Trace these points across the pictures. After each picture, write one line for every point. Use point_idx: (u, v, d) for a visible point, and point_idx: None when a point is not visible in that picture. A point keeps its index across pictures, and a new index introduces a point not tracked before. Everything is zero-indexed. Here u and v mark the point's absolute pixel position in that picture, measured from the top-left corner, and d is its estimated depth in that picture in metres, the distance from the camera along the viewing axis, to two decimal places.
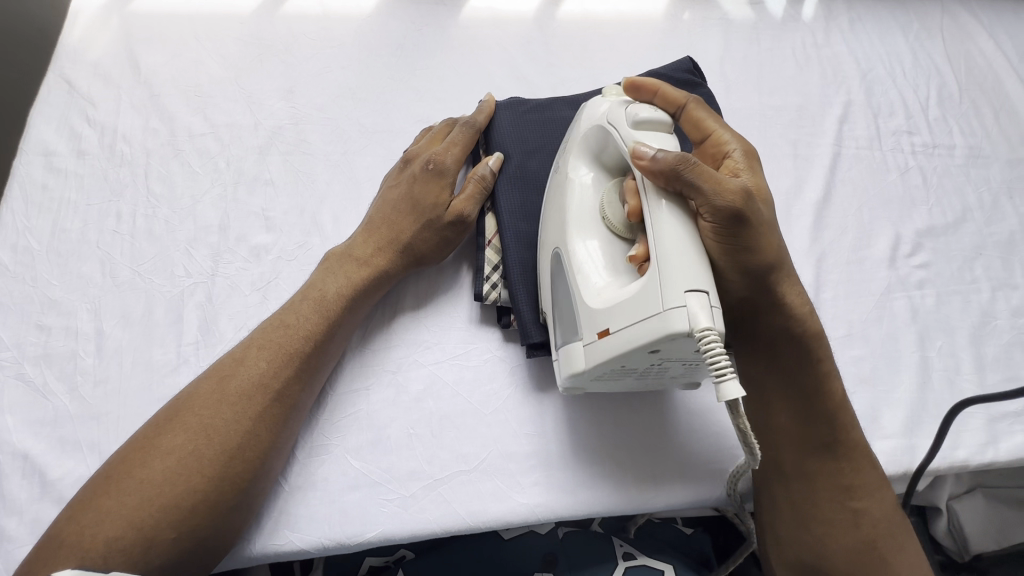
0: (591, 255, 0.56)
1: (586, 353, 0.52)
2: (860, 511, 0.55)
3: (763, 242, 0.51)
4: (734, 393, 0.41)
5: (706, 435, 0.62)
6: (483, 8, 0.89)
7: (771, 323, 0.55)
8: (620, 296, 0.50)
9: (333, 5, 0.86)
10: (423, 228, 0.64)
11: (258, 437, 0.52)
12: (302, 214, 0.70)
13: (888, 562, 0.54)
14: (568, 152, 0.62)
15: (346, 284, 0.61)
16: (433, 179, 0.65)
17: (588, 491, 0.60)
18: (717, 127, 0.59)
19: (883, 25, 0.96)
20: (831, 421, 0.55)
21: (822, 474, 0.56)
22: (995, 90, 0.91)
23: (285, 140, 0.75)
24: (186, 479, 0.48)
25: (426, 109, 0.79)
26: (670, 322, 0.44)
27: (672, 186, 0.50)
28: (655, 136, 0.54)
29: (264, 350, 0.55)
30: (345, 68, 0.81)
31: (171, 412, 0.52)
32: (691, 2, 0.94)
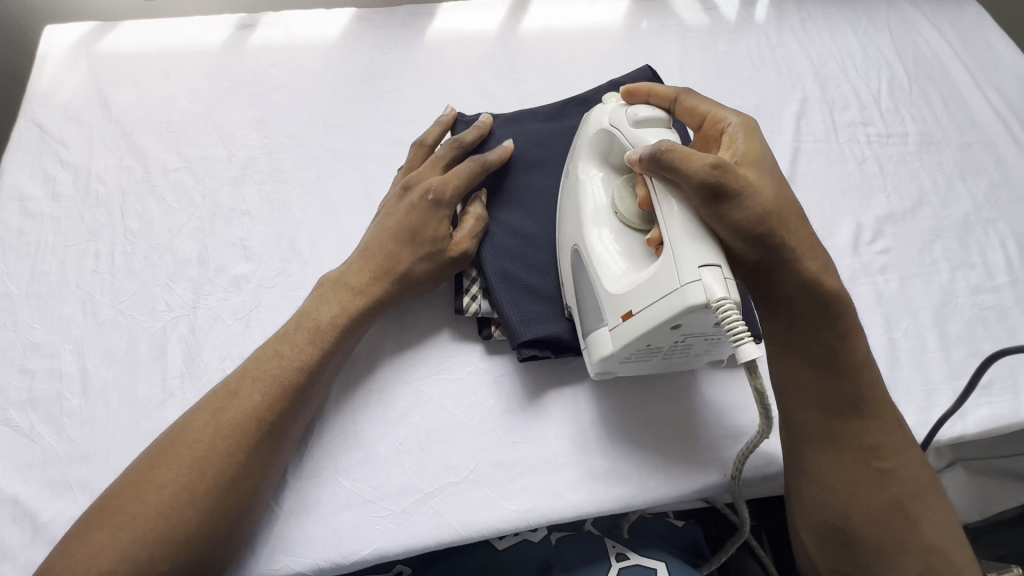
0: (607, 247, 0.59)
1: (613, 337, 0.56)
2: (885, 471, 0.56)
3: (753, 200, 0.54)
4: (752, 354, 0.46)
5: (686, 432, 0.64)
6: (446, 29, 0.91)
7: (789, 281, 0.57)
8: (638, 279, 0.54)
9: (300, 35, 0.88)
10: (422, 259, 0.65)
11: (250, 469, 0.53)
12: (279, 241, 0.72)
13: (914, 521, 0.55)
14: (577, 155, 0.66)
15: (338, 313, 0.61)
16: (431, 210, 0.65)
17: (576, 493, 0.61)
18: (706, 107, 0.64)
19: (833, 22, 1.00)
20: (854, 379, 0.57)
21: (849, 436, 0.57)
22: (942, 79, 0.96)
23: (260, 169, 0.76)
24: (184, 512, 0.49)
25: (396, 130, 0.81)
26: (687, 297, 0.49)
27: (659, 173, 0.55)
28: (652, 132, 0.60)
29: (260, 379, 0.56)
30: (315, 95, 0.83)
31: (165, 444, 0.53)
32: (648, 11, 0.97)
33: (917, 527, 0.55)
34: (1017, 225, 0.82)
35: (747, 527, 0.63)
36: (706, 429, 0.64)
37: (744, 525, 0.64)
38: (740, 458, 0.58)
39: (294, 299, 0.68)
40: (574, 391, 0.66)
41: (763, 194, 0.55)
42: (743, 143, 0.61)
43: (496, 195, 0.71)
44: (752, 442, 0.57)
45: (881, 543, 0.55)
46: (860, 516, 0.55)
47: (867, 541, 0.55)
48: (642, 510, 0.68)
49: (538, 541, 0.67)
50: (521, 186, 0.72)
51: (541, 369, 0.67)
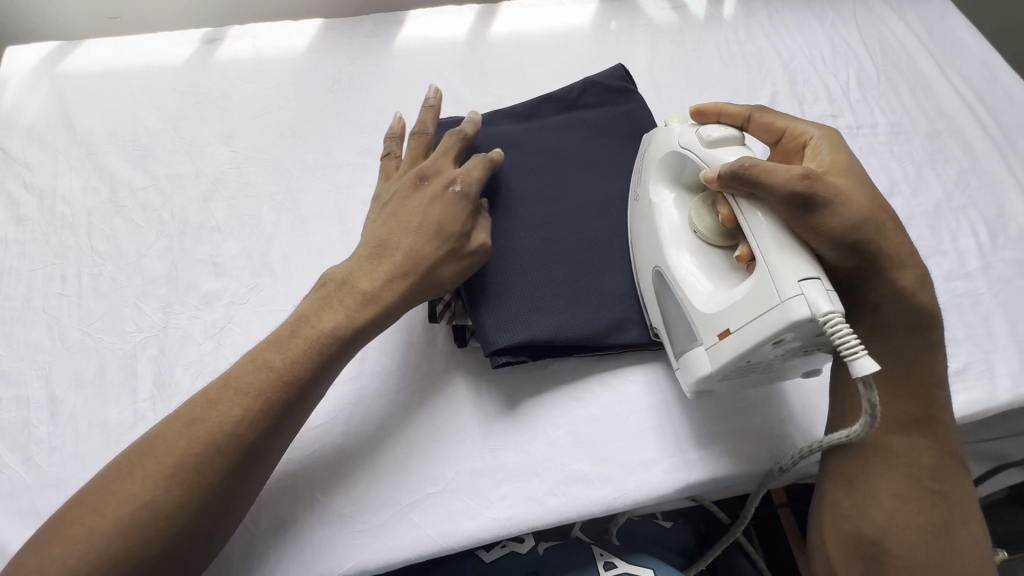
0: (690, 268, 0.60)
1: (709, 356, 0.56)
2: (938, 492, 0.56)
3: (842, 209, 0.54)
4: (871, 367, 0.45)
5: (664, 432, 0.64)
6: (414, 36, 0.91)
7: (878, 288, 0.57)
8: (732, 297, 0.54)
9: (266, 47, 0.87)
10: (449, 256, 0.62)
11: (223, 486, 0.51)
12: (251, 256, 0.71)
13: (954, 544, 0.55)
14: (648, 178, 0.67)
15: (342, 321, 0.58)
16: (460, 206, 0.63)
17: (557, 499, 0.61)
18: (784, 121, 0.64)
19: (800, 16, 1.01)
20: (921, 394, 0.57)
21: (903, 451, 0.57)
22: (909, 69, 0.96)
23: (229, 184, 0.76)
24: (143, 528, 0.47)
25: (366, 140, 0.81)
26: (790, 312, 0.48)
27: (742, 189, 0.55)
28: (728, 150, 0.60)
29: (241, 393, 0.53)
30: (283, 108, 0.82)
31: (137, 451, 0.51)
32: (616, 11, 0.98)
33: (958, 551, 0.55)
34: (987, 211, 0.83)
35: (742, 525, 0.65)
36: (684, 430, 0.65)
37: (740, 528, 0.66)
38: (791, 459, 0.58)
39: (267, 315, 0.67)
40: (551, 395, 0.66)
41: (853, 202, 0.55)
42: (828, 153, 0.60)
43: None
44: (848, 433, 0.54)
45: (915, 564, 0.54)
46: (900, 534, 0.55)
47: (901, 559, 0.55)
48: (630, 512, 0.68)
49: (526, 552, 0.67)
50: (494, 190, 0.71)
51: (518, 375, 0.66)
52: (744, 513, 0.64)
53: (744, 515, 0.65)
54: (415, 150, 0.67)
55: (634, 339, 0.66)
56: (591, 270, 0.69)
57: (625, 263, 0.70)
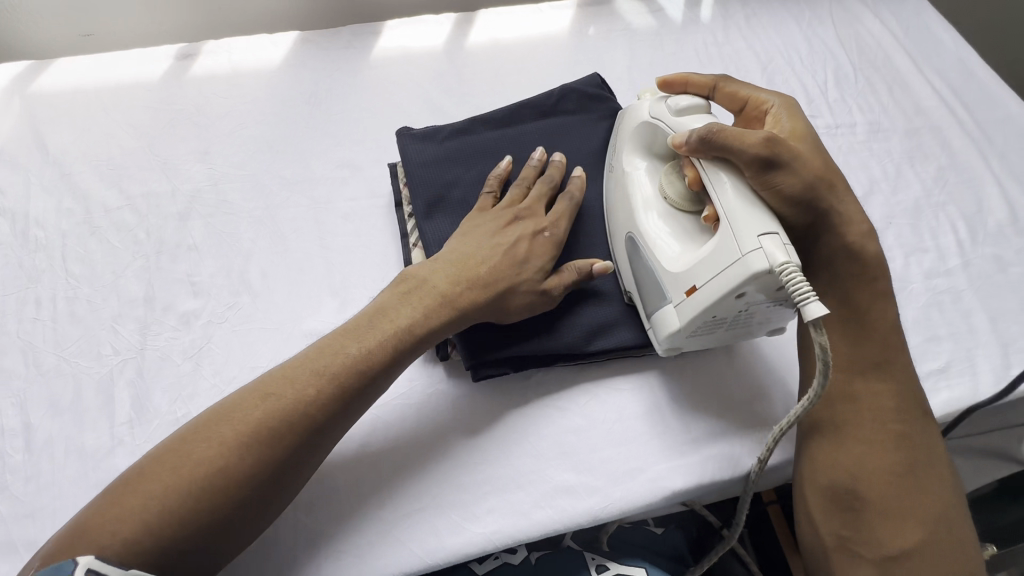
0: (659, 230, 0.62)
1: (678, 312, 0.58)
2: (901, 432, 0.57)
3: (803, 167, 0.57)
4: (820, 311, 0.47)
5: (649, 439, 0.64)
6: (392, 47, 0.90)
7: (832, 242, 0.61)
8: (698, 256, 0.57)
9: (242, 61, 0.87)
10: (526, 290, 0.62)
11: (292, 462, 0.51)
12: (229, 274, 0.70)
13: (921, 483, 0.56)
14: (622, 148, 0.69)
15: (417, 317, 0.59)
16: (546, 247, 0.65)
17: (543, 511, 0.60)
18: (747, 90, 0.68)
19: (777, 17, 1.02)
20: (879, 341, 0.60)
21: (866, 396, 0.59)
22: (886, 67, 0.97)
23: (206, 202, 0.75)
24: (211, 492, 0.47)
25: (345, 153, 0.80)
26: (749, 264, 0.51)
27: (709, 153, 0.57)
28: (696, 117, 0.62)
29: (315, 374, 0.53)
30: (260, 122, 0.82)
31: (208, 418, 0.51)
32: (594, 16, 0.98)
33: (925, 490, 0.56)
34: (966, 207, 0.83)
35: (734, 531, 0.66)
36: (669, 436, 0.65)
37: (734, 537, 0.68)
38: (763, 455, 0.58)
39: (245, 334, 0.66)
40: (535, 406, 0.65)
41: (811, 162, 0.59)
42: (788, 121, 0.65)
43: (451, 210, 0.70)
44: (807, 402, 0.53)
45: (887, 506, 0.55)
46: (872, 478, 0.56)
47: (874, 503, 0.55)
48: (620, 521, 0.68)
49: (518, 563, 0.67)
50: (473, 200, 0.71)
51: (500, 387, 0.66)
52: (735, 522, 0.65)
53: (737, 524, 0.65)
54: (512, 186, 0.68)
55: (613, 344, 0.66)
56: None
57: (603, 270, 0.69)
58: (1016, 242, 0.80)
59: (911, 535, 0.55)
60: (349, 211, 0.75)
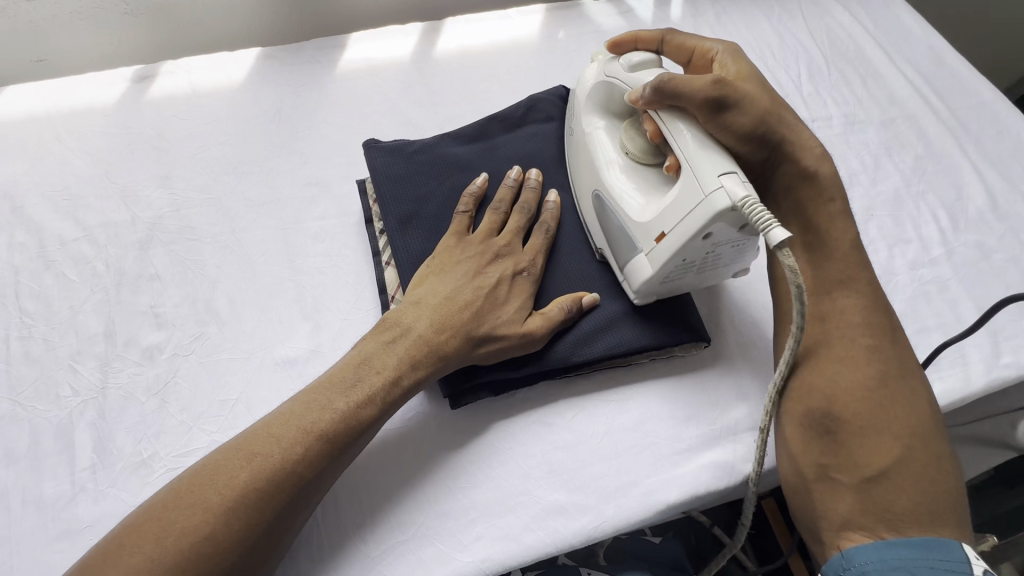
0: (624, 184, 0.63)
1: (648, 260, 0.60)
2: (871, 345, 0.57)
3: (751, 104, 0.60)
4: (782, 235, 0.48)
5: (639, 452, 0.62)
6: (358, 60, 0.88)
7: (790, 171, 0.63)
8: (664, 203, 0.58)
9: (203, 81, 0.84)
10: (512, 329, 0.60)
11: (279, 526, 0.48)
12: (194, 303, 0.67)
13: (894, 398, 0.55)
14: (579, 109, 0.70)
15: (405, 364, 0.56)
16: (525, 288, 0.63)
17: (534, 534, 0.58)
18: (690, 40, 0.70)
19: (747, 13, 1.01)
20: (843, 259, 0.60)
21: (835, 313, 0.58)
22: (858, 58, 0.97)
23: (168, 229, 0.72)
24: (196, 563, 0.44)
25: (312, 170, 0.77)
26: (713, 204, 0.53)
27: (664, 103, 0.59)
28: (650, 72, 0.63)
29: (302, 433, 0.50)
30: (223, 143, 0.79)
31: (191, 480, 0.48)
32: (564, 20, 0.96)
33: (901, 405, 0.55)
34: (946, 195, 0.83)
35: (738, 538, 0.61)
36: (660, 446, 0.62)
37: (737, 544, 0.63)
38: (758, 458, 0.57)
39: (213, 365, 0.63)
40: (521, 424, 0.63)
41: (761, 98, 0.62)
42: (733, 64, 0.67)
43: (426, 224, 0.68)
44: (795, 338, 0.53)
45: (866, 425, 0.54)
46: (846, 396, 0.55)
47: (848, 423, 0.54)
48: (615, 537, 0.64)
49: None
50: (447, 213, 0.69)
51: (481, 405, 0.63)
52: (740, 520, 0.60)
53: (744, 522, 0.60)
54: (489, 216, 0.66)
55: (599, 352, 0.63)
56: (547, 287, 0.66)
57: (582, 278, 0.67)
58: (997, 228, 0.80)
59: (889, 452, 0.53)
60: (319, 230, 0.73)
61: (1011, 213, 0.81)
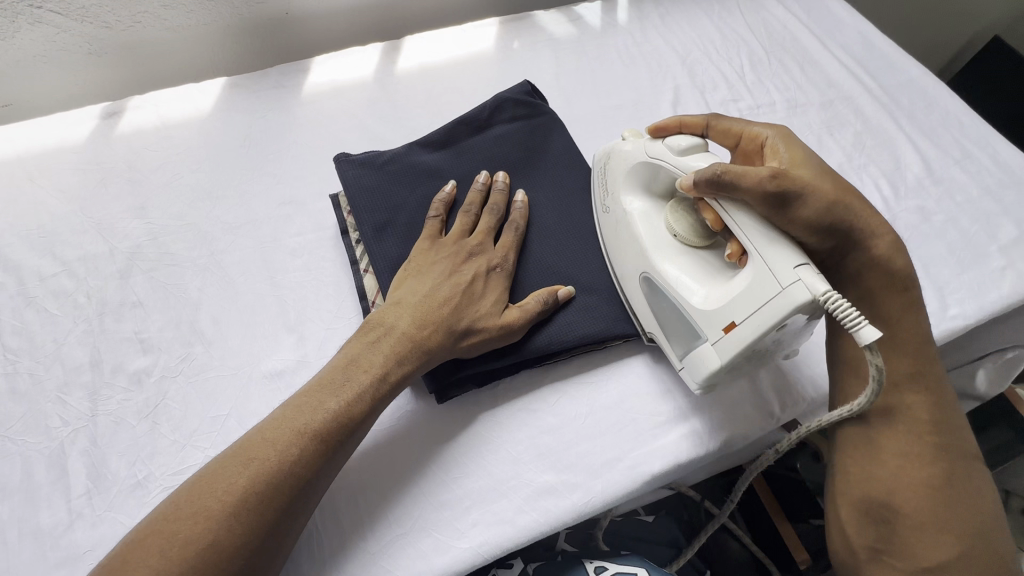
0: (679, 273, 0.63)
1: (715, 351, 0.58)
2: (939, 445, 0.60)
3: (818, 197, 0.58)
4: (875, 334, 0.48)
5: (621, 429, 0.65)
6: (322, 82, 0.91)
7: (859, 258, 0.62)
8: (730, 292, 0.58)
9: (171, 113, 0.86)
10: (492, 320, 0.63)
11: (282, 526, 0.50)
12: (178, 326, 0.68)
13: (958, 496, 0.58)
14: (618, 189, 0.71)
15: (393, 363, 0.58)
16: (500, 283, 0.66)
17: (527, 516, 0.60)
18: (739, 124, 0.70)
19: (689, 12, 1.07)
20: (910, 352, 0.62)
21: (902, 408, 0.61)
22: (795, 47, 1.03)
23: (147, 257, 0.73)
24: (202, 569, 0.45)
25: (286, 190, 0.80)
26: (793, 297, 0.52)
27: (719, 193, 0.59)
28: (698, 157, 0.64)
29: (296, 433, 0.52)
30: (196, 170, 0.81)
31: (190, 492, 0.49)
32: (517, 30, 1.01)
33: (963, 500, 0.58)
34: (885, 165, 0.89)
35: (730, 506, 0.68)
36: (639, 422, 0.65)
37: (724, 513, 0.72)
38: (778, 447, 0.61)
39: (202, 384, 0.65)
40: (507, 412, 0.65)
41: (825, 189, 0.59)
42: (786, 150, 0.65)
43: (400, 231, 0.70)
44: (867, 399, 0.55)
45: (929, 520, 0.58)
46: (907, 491, 0.58)
47: (910, 515, 0.58)
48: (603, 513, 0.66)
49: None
50: (421, 220, 0.71)
51: (467, 399, 0.66)
52: (732, 495, 0.69)
53: (733, 496, 0.69)
54: (461, 220, 0.69)
55: (573, 339, 0.66)
56: (519, 281, 0.69)
57: (552, 270, 0.71)
58: (934, 192, 0.86)
59: (951, 548, 0.57)
60: (297, 246, 0.75)
61: (945, 177, 0.88)
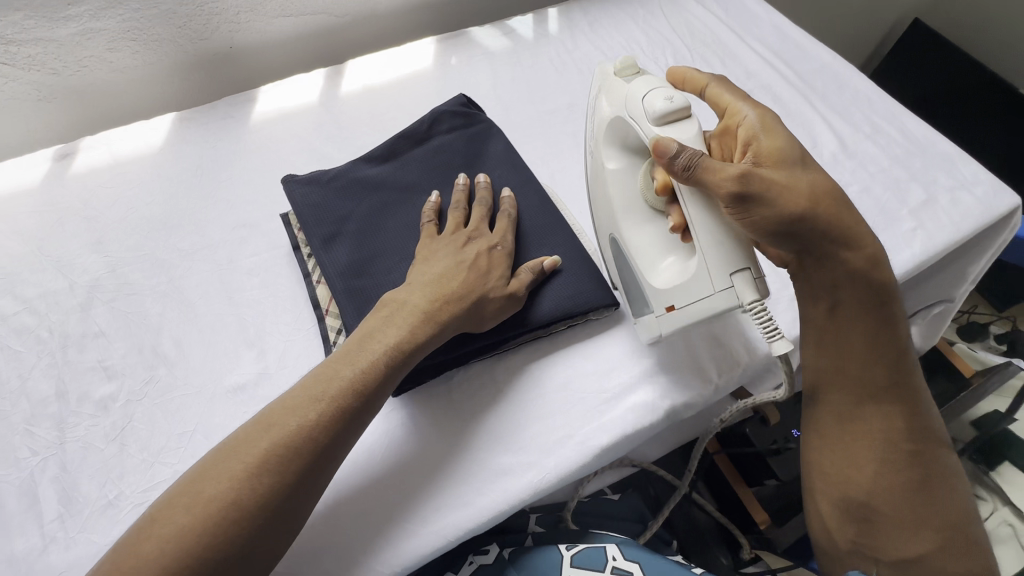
0: (637, 243, 0.65)
1: (656, 322, 0.63)
2: (913, 450, 0.62)
3: (783, 201, 0.56)
4: (785, 349, 0.54)
5: (571, 409, 0.69)
6: (269, 109, 0.95)
7: (837, 268, 0.59)
8: (682, 275, 0.59)
9: (124, 151, 0.89)
10: (495, 295, 0.67)
11: (301, 488, 0.53)
12: (141, 351, 0.71)
13: (931, 493, 0.62)
14: (600, 139, 0.69)
15: (404, 338, 0.61)
16: (502, 259, 0.70)
17: (487, 496, 0.64)
18: (739, 93, 0.65)
19: (615, 18, 1.14)
20: (885, 362, 0.61)
21: (876, 417, 0.62)
22: (716, 44, 1.10)
23: (107, 289, 0.76)
24: (230, 521, 0.49)
25: (240, 214, 0.83)
26: (721, 302, 0.56)
27: (685, 177, 0.56)
28: (674, 131, 0.60)
29: (318, 401, 0.56)
30: (151, 203, 0.84)
31: (220, 453, 0.53)
32: (454, 47, 1.06)
33: (937, 496, 0.62)
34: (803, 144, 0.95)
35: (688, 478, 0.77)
36: (586, 400, 0.70)
37: (684, 483, 0.79)
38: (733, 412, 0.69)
39: (168, 403, 0.67)
40: (467, 406, 0.69)
41: (793, 194, 0.56)
42: (765, 140, 0.60)
43: (348, 240, 0.74)
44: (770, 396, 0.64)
45: (904, 518, 0.61)
46: (885, 493, 0.61)
47: (887, 515, 0.61)
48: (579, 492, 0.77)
49: (492, 560, 0.73)
50: (368, 229, 0.75)
51: (423, 391, 0.70)
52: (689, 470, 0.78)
53: (692, 469, 0.79)
54: (453, 219, 0.73)
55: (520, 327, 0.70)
56: None
57: None
58: (848, 165, 0.93)
59: (929, 542, 0.61)
60: (253, 266, 0.78)
61: (857, 150, 0.95)
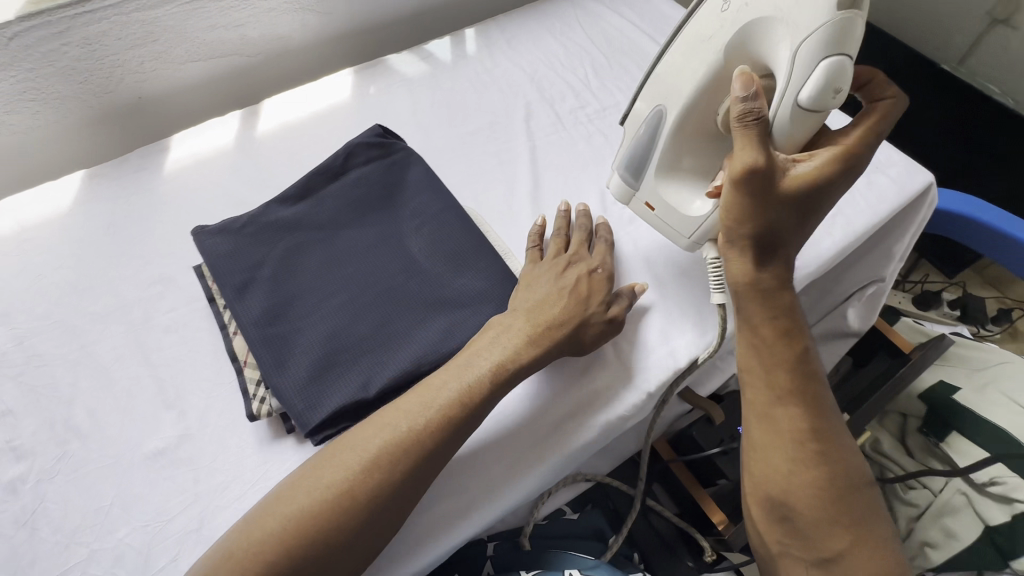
0: (662, 148, 0.68)
1: (631, 197, 0.74)
2: (819, 450, 0.61)
3: (752, 207, 0.59)
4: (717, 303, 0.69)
5: (505, 440, 0.67)
6: (184, 157, 0.93)
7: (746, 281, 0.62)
8: (677, 200, 0.70)
9: (31, 215, 0.86)
10: (597, 324, 0.69)
11: (399, 494, 0.56)
12: (52, 426, 0.68)
13: (843, 493, 0.61)
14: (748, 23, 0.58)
15: (515, 357, 0.63)
16: (601, 282, 0.72)
17: (432, 536, 0.63)
18: (876, 132, 0.61)
19: (533, 33, 1.14)
20: (784, 365, 0.62)
21: (782, 418, 0.62)
22: (633, 51, 1.12)
23: (14, 363, 0.72)
24: (341, 512, 0.54)
25: (155, 269, 0.81)
26: (684, 241, 0.72)
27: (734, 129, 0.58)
28: (797, 121, 0.58)
29: (427, 408, 0.59)
30: (61, 267, 0.81)
31: (331, 452, 0.57)
32: (372, 76, 1.06)
33: (849, 494, 0.61)
34: None
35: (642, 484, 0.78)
36: (519, 430, 0.68)
37: (638, 495, 0.80)
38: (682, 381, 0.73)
39: (81, 479, 0.64)
40: None
41: (774, 210, 0.59)
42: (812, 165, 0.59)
43: (263, 287, 0.72)
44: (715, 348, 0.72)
45: (820, 518, 0.60)
46: (799, 493, 0.61)
47: (803, 515, 0.61)
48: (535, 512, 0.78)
49: None
50: (285, 272, 0.74)
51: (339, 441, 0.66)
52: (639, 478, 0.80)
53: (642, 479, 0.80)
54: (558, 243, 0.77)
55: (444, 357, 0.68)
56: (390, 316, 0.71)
57: (421, 298, 0.73)
58: None
59: (842, 540, 0.60)
60: (169, 322, 0.76)
61: None
